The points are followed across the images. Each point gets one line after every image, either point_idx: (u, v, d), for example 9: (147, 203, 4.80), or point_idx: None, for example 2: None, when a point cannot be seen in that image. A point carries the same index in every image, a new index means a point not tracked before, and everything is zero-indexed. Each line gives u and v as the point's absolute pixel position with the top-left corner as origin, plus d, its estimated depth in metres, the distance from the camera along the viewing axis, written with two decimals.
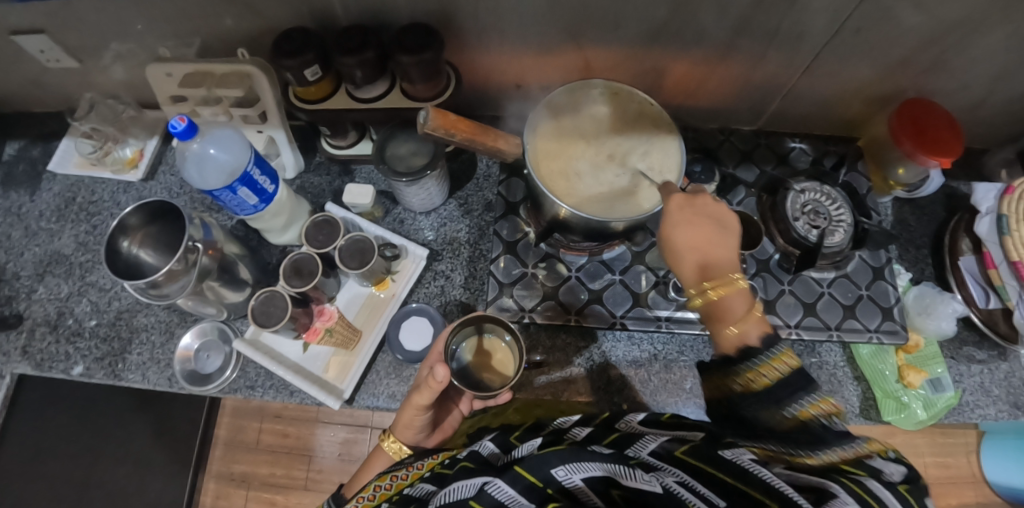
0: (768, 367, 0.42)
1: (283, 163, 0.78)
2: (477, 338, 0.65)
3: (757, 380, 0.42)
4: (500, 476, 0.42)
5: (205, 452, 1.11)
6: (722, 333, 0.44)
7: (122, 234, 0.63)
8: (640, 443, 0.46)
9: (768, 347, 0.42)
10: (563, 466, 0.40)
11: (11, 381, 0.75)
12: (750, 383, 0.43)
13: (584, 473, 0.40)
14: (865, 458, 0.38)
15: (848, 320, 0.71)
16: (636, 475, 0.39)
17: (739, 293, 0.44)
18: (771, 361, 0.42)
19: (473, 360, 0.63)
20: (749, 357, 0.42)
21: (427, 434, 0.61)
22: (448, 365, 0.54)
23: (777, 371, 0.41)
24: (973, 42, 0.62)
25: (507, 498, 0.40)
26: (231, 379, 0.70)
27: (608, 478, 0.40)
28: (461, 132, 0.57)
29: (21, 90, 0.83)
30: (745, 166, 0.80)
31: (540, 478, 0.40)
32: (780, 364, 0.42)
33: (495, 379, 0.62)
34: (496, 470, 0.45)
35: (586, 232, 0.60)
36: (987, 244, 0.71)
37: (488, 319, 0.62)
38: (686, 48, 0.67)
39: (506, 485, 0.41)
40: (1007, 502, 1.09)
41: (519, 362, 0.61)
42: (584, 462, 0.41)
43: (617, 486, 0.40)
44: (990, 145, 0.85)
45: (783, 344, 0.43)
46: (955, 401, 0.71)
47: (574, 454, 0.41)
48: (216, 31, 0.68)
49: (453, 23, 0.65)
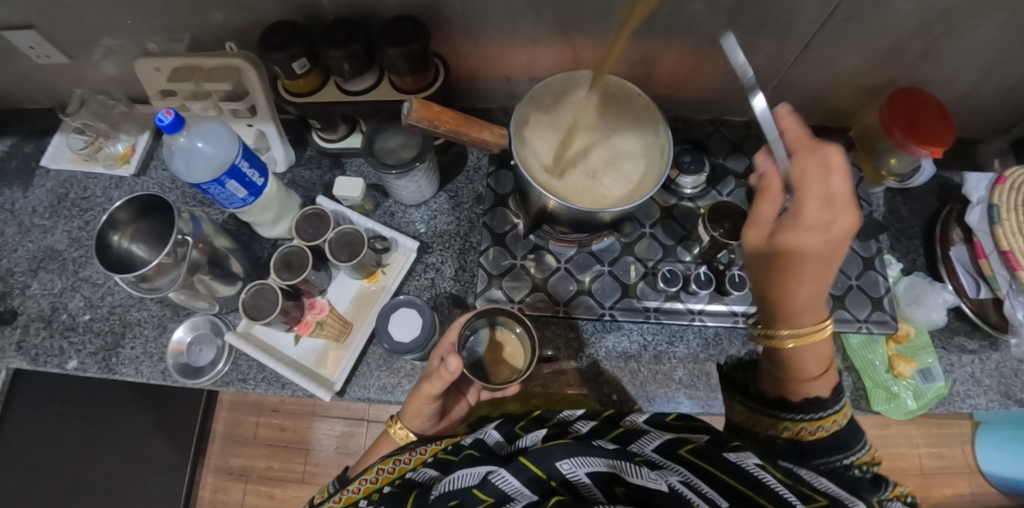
0: (823, 421, 0.47)
1: (274, 156, 0.79)
2: (490, 330, 0.65)
3: (811, 431, 0.47)
4: (504, 465, 0.43)
5: (203, 446, 1.11)
6: (793, 383, 0.50)
7: (112, 229, 0.64)
8: (644, 439, 0.46)
9: (834, 401, 0.48)
10: (568, 459, 0.41)
11: (7, 376, 0.75)
12: (801, 432, 0.48)
13: (589, 468, 0.41)
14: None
15: (837, 311, 0.71)
16: (641, 473, 0.39)
17: (820, 346, 0.49)
18: (828, 417, 0.47)
19: (485, 352, 0.63)
20: (815, 408, 0.47)
21: (434, 422, 0.61)
22: (461, 357, 0.54)
23: (835, 426, 0.46)
24: (963, 30, 0.62)
25: (512, 490, 0.41)
26: (224, 371, 0.70)
27: (612, 475, 0.40)
28: (445, 123, 0.57)
29: (12, 86, 0.83)
30: (736, 156, 0.80)
31: (544, 470, 0.41)
32: (835, 420, 0.47)
33: (507, 372, 0.62)
34: (500, 459, 0.46)
35: (573, 223, 0.60)
36: (976, 234, 0.72)
37: (501, 311, 0.62)
38: (675, 38, 0.67)
39: (512, 475, 0.42)
40: (1002, 492, 1.09)
41: (531, 355, 0.61)
42: (588, 456, 0.41)
43: (621, 483, 0.39)
44: (983, 135, 0.85)
45: (842, 398, 0.48)
46: (945, 390, 0.71)
47: (580, 449, 0.42)
48: (205, 25, 0.68)
49: (441, 15, 0.64)
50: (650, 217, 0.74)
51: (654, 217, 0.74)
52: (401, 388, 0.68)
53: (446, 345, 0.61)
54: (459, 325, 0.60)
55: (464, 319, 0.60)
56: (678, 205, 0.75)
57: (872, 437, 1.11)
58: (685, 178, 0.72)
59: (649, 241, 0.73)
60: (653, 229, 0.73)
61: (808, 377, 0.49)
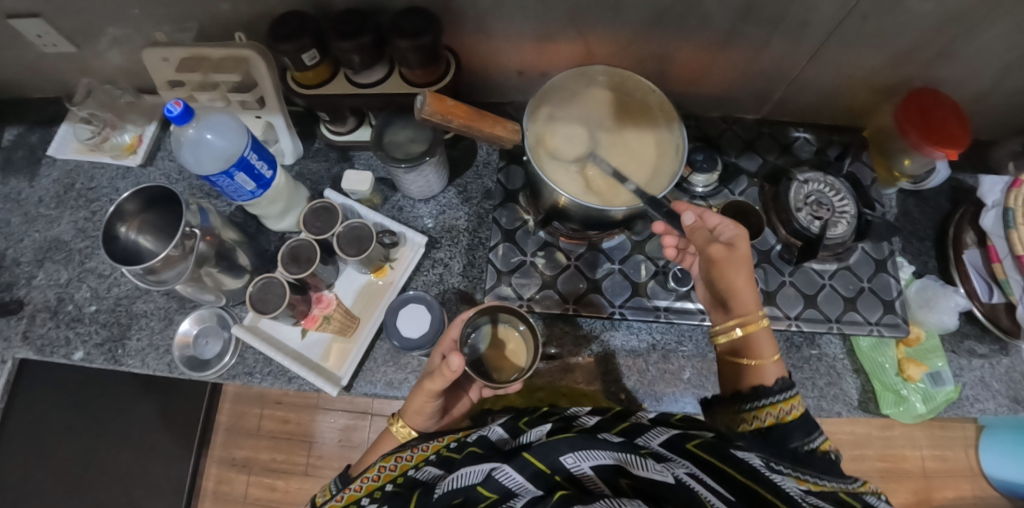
0: (783, 405, 0.48)
1: (281, 149, 0.78)
2: (491, 327, 0.64)
3: (787, 412, 0.47)
4: (507, 462, 0.44)
5: (206, 437, 1.11)
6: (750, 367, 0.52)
7: (120, 220, 0.63)
8: (651, 433, 0.47)
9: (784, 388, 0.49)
10: (572, 453, 0.41)
11: (12, 367, 0.75)
12: (780, 415, 0.48)
13: (593, 461, 0.41)
14: (861, 494, 0.41)
15: (848, 312, 0.70)
16: (646, 465, 0.40)
17: (765, 331, 0.52)
18: (791, 398, 0.48)
19: (488, 350, 0.63)
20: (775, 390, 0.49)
21: (436, 421, 0.61)
22: (462, 353, 0.53)
23: (797, 408, 0.47)
24: (983, 31, 0.61)
25: (515, 485, 0.41)
26: (230, 365, 0.70)
27: (618, 467, 0.41)
28: (459, 118, 0.56)
29: (18, 75, 0.82)
30: (749, 155, 0.79)
31: (547, 465, 0.41)
32: (792, 405, 0.48)
33: (509, 370, 0.62)
34: (503, 455, 0.46)
35: (585, 220, 0.60)
36: (990, 238, 0.71)
37: (503, 308, 0.62)
38: (689, 34, 0.66)
39: (515, 471, 0.42)
40: (1005, 496, 1.09)
41: (535, 352, 0.61)
42: (593, 450, 0.42)
43: (627, 475, 0.40)
44: (998, 137, 0.84)
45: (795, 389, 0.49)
46: (954, 394, 0.71)
47: (585, 443, 0.42)
48: (213, 15, 0.67)
49: (453, 8, 0.64)
50: None
51: None
52: (408, 383, 0.68)
53: (447, 341, 0.60)
54: (460, 321, 0.60)
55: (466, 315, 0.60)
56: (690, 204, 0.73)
57: (876, 439, 1.11)
58: (697, 177, 0.71)
59: (660, 239, 0.72)
60: None
61: (763, 359, 0.52)
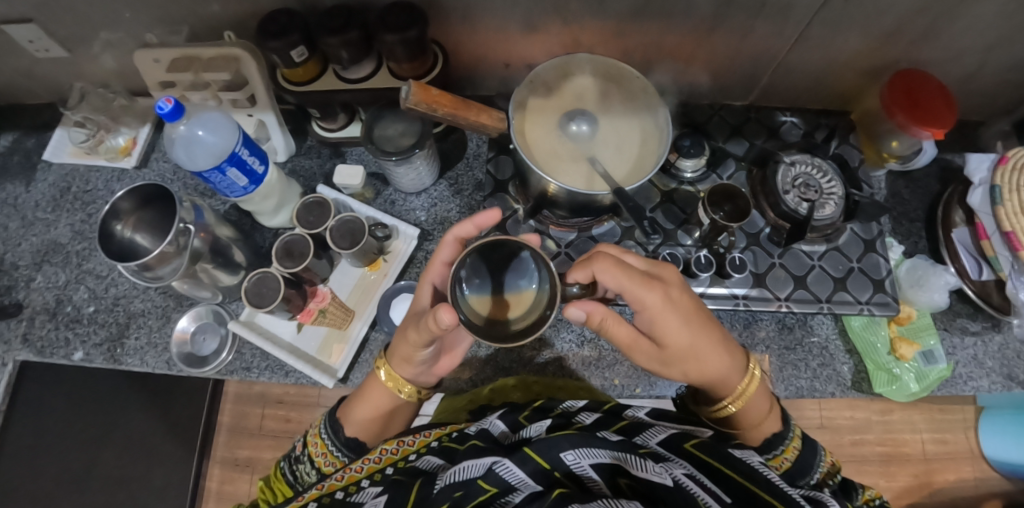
0: (783, 455, 0.52)
1: (274, 146, 0.79)
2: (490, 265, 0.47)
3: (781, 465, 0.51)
4: (508, 456, 0.44)
5: (209, 438, 1.08)
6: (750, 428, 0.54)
7: (115, 218, 0.64)
8: (648, 432, 0.48)
9: (784, 434, 0.53)
10: (573, 451, 0.42)
11: (14, 369, 0.76)
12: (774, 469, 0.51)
13: (593, 459, 0.42)
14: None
15: (838, 293, 0.71)
16: (646, 466, 0.41)
17: (759, 389, 0.54)
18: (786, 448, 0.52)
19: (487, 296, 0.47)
20: (772, 446, 0.52)
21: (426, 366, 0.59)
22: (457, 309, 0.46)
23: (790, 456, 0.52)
24: (967, 10, 0.61)
25: (516, 480, 0.42)
26: (228, 360, 0.71)
27: (616, 466, 0.42)
28: (443, 106, 0.57)
29: (12, 80, 0.83)
30: (736, 140, 0.80)
31: (548, 461, 0.42)
32: (792, 450, 0.52)
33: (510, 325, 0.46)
34: (505, 449, 0.47)
35: (573, 206, 0.61)
36: (978, 215, 0.71)
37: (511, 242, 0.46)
38: (673, 23, 0.67)
39: (516, 466, 0.43)
40: (1004, 477, 1.09)
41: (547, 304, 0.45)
42: (593, 448, 0.43)
43: (625, 475, 0.41)
44: (986, 117, 0.85)
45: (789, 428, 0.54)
46: (947, 373, 0.71)
47: (585, 440, 0.43)
48: (202, 16, 0.68)
49: (437, 1, 0.64)
50: (650, 200, 0.74)
51: (654, 201, 0.74)
52: None
53: (438, 264, 0.55)
54: (453, 242, 0.54)
55: (459, 234, 0.54)
56: (678, 189, 0.74)
57: (875, 423, 1.11)
58: (685, 162, 0.72)
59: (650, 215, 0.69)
60: (653, 213, 0.73)
61: (761, 418, 0.54)
